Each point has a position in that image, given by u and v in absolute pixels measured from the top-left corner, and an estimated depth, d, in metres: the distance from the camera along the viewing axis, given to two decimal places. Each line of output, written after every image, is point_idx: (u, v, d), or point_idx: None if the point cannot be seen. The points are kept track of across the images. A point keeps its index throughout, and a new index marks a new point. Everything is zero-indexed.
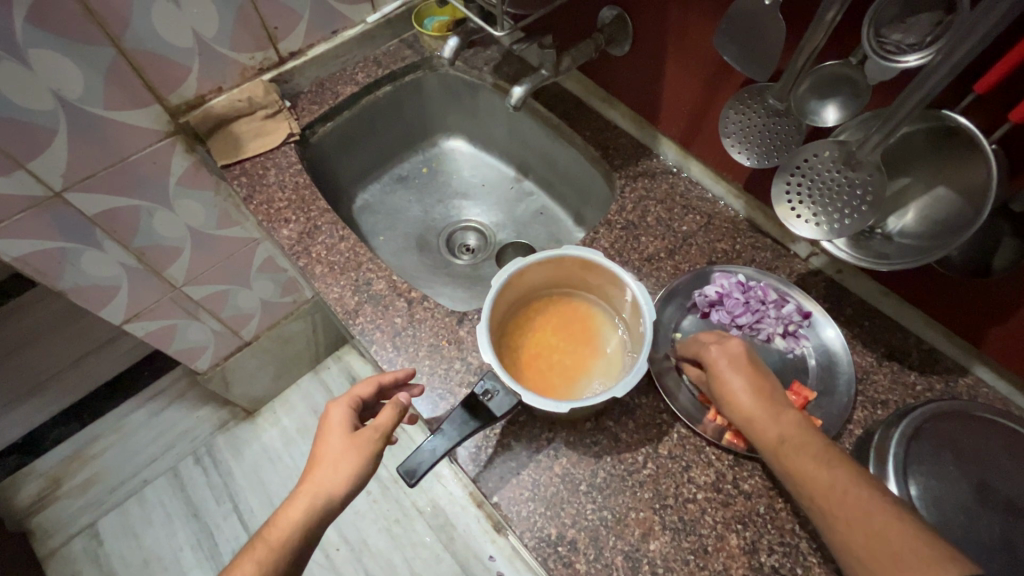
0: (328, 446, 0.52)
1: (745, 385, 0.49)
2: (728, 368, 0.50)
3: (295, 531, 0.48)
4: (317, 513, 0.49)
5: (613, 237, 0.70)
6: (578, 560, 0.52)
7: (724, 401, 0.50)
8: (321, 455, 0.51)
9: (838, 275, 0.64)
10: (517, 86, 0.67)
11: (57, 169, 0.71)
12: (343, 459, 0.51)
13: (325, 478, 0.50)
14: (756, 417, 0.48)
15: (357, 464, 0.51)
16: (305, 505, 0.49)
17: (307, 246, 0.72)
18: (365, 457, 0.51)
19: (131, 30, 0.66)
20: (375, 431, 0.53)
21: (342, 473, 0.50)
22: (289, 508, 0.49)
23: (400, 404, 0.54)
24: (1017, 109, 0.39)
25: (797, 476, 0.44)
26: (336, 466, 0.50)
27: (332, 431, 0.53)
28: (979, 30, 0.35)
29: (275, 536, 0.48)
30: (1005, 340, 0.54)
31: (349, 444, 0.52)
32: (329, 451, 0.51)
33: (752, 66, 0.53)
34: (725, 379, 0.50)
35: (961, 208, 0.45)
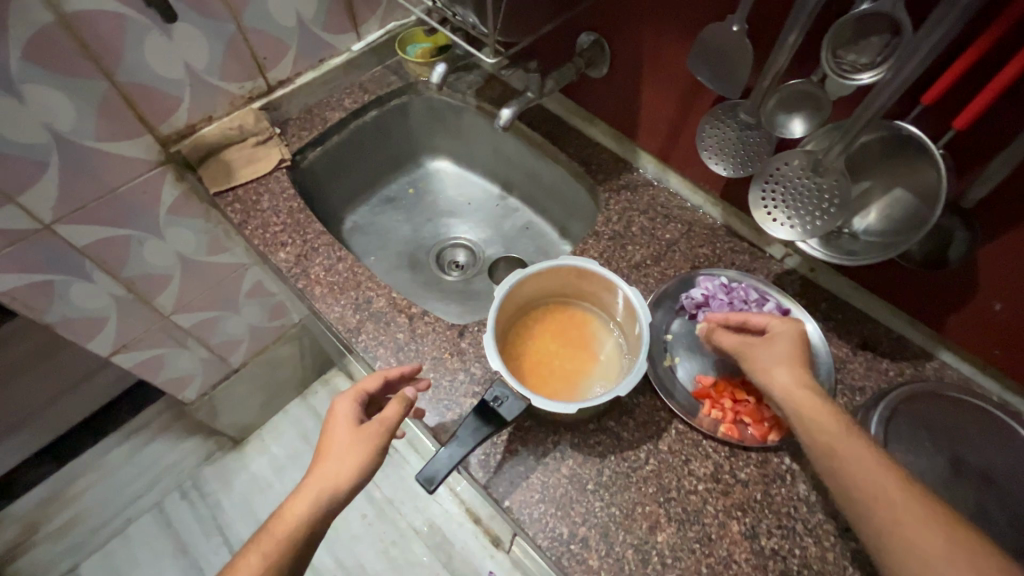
0: (334, 440, 0.53)
1: (797, 360, 0.52)
2: (777, 362, 0.52)
3: (299, 525, 0.49)
4: (321, 507, 0.50)
5: (601, 246, 0.74)
6: (590, 557, 0.54)
7: (775, 371, 0.52)
8: (328, 449, 0.52)
9: (811, 273, 0.69)
10: (505, 108, 0.71)
11: (48, 202, 0.70)
12: (348, 454, 0.51)
13: (331, 473, 0.50)
14: (803, 408, 0.49)
15: (363, 458, 0.51)
16: (310, 500, 0.50)
17: (305, 268, 0.73)
18: (371, 451, 0.52)
19: (123, 64, 0.67)
20: (381, 426, 0.53)
21: (348, 467, 0.51)
22: (295, 502, 0.50)
23: (406, 400, 0.55)
24: (959, 119, 0.44)
25: (855, 485, 0.44)
26: (342, 460, 0.51)
27: (338, 426, 0.54)
28: (919, 53, 0.41)
29: (281, 529, 0.49)
30: (963, 325, 0.59)
31: (355, 438, 0.52)
32: (335, 445, 0.52)
33: (722, 85, 0.58)
34: (771, 372, 0.52)
35: (918, 208, 0.50)
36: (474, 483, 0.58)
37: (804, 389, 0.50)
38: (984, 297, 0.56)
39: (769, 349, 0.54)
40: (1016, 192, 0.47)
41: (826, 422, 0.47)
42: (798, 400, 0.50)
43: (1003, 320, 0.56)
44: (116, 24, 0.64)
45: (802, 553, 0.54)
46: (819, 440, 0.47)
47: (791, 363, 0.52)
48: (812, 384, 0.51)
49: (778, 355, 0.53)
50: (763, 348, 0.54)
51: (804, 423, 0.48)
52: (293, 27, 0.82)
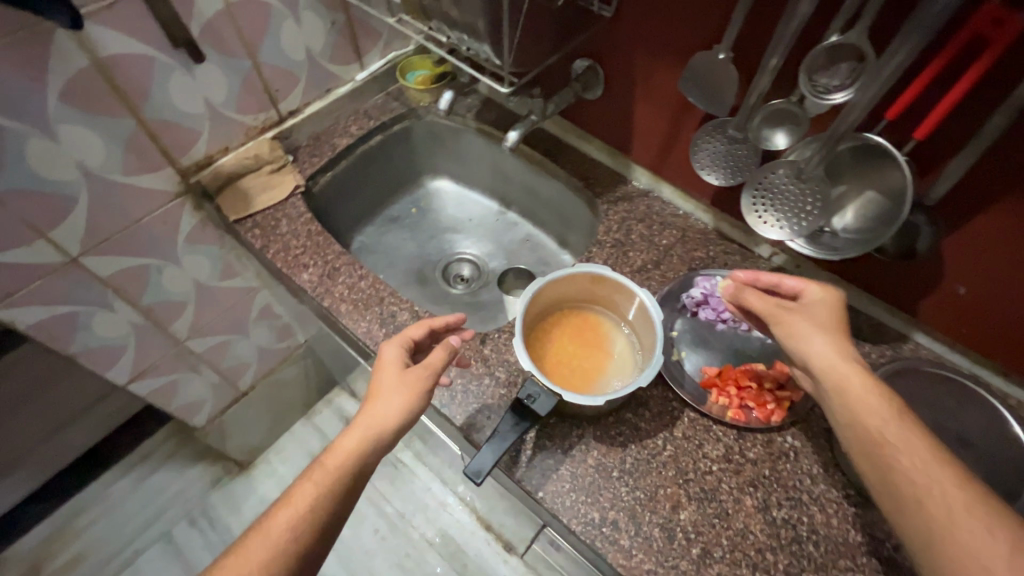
0: (383, 381, 0.59)
1: (835, 330, 0.56)
2: (812, 331, 0.55)
3: (351, 456, 0.55)
4: (370, 442, 0.56)
5: (605, 254, 0.80)
6: (621, 537, 0.59)
7: (813, 338, 0.55)
8: (377, 389, 0.58)
9: (797, 269, 0.76)
10: (512, 131, 0.77)
11: (76, 236, 0.73)
12: (397, 393, 0.58)
13: (381, 410, 0.57)
14: (842, 380, 0.52)
15: (409, 398, 0.57)
16: (360, 435, 0.56)
17: (329, 287, 0.77)
18: (416, 391, 0.58)
19: (151, 102, 0.71)
20: (426, 369, 0.59)
21: (396, 405, 0.57)
22: (347, 436, 0.56)
23: (450, 346, 0.62)
24: (919, 130, 0.51)
25: (897, 464, 0.46)
26: (390, 399, 0.57)
27: (386, 368, 0.60)
28: (883, 75, 0.48)
29: (333, 460, 0.55)
30: (933, 308, 0.67)
31: (402, 379, 0.58)
32: (386, 384, 0.58)
33: (712, 105, 0.65)
34: (807, 339, 0.55)
35: (888, 206, 0.57)
36: (508, 478, 0.63)
37: (849, 364, 0.52)
38: (950, 282, 0.63)
39: (806, 316, 0.57)
40: (971, 189, 0.55)
41: (877, 414, 0.49)
42: (842, 381, 0.52)
43: (968, 302, 0.63)
44: (144, 66, 0.68)
45: (809, 520, 0.60)
46: (870, 431, 0.49)
47: (827, 333, 0.55)
48: (851, 354, 0.54)
49: (815, 322, 0.56)
50: (798, 315, 0.57)
51: (843, 395, 0.51)
52: (303, 60, 0.86)
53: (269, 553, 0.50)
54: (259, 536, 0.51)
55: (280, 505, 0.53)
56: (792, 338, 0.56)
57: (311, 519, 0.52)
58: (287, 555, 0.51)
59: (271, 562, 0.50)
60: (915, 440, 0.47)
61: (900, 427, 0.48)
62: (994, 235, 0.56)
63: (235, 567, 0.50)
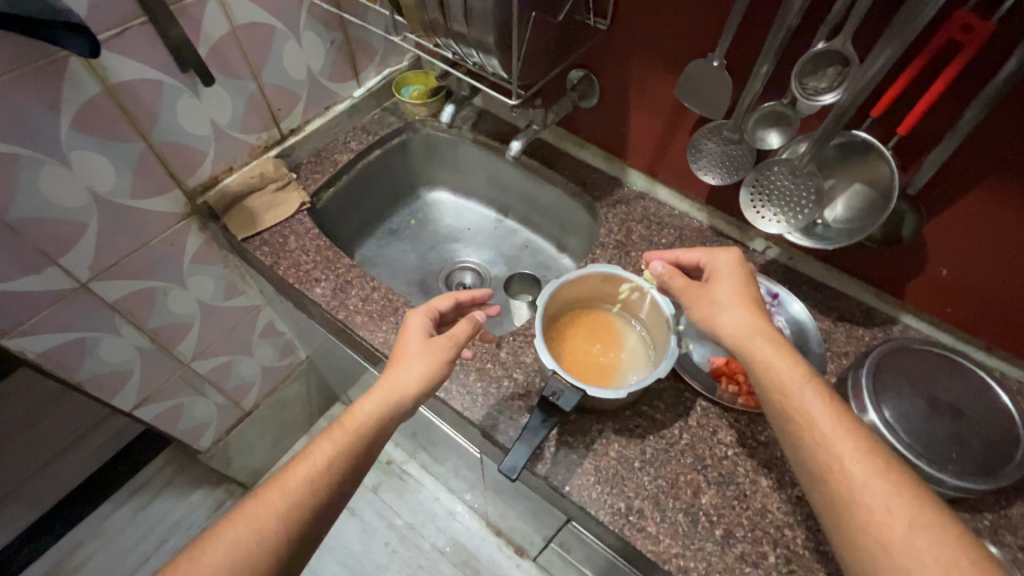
0: (406, 348, 0.62)
1: (743, 300, 0.59)
2: (722, 304, 0.59)
3: (371, 419, 0.57)
4: (390, 405, 0.58)
5: (609, 254, 0.83)
6: (648, 524, 0.61)
7: (722, 318, 0.58)
8: (402, 355, 0.61)
9: (790, 261, 0.81)
10: (515, 140, 0.81)
11: (86, 261, 0.73)
12: (420, 360, 0.61)
13: (403, 375, 0.59)
14: (755, 351, 0.55)
15: (430, 366, 0.60)
16: (381, 398, 0.58)
17: (343, 300, 0.78)
18: (437, 359, 0.61)
19: (159, 124, 0.72)
20: (449, 340, 0.62)
21: (416, 370, 0.60)
22: (368, 398, 0.58)
23: (474, 320, 0.65)
24: (903, 126, 0.56)
25: (810, 435, 0.50)
26: (411, 366, 0.60)
27: (411, 336, 0.63)
28: (868, 78, 0.52)
29: (353, 422, 0.57)
30: (920, 290, 0.71)
31: (425, 347, 0.62)
32: (409, 351, 0.61)
33: (708, 110, 0.69)
34: (717, 313, 0.58)
35: (874, 197, 0.62)
36: (535, 475, 0.65)
37: (760, 341, 0.55)
38: (934, 265, 0.68)
39: (712, 291, 0.60)
40: (950, 177, 0.60)
41: (789, 387, 0.53)
42: (755, 364, 0.55)
43: (952, 282, 0.68)
44: (154, 90, 0.69)
45: None
46: (787, 411, 0.52)
47: (742, 306, 0.58)
48: (761, 325, 0.57)
49: (721, 295, 0.59)
50: (707, 292, 0.61)
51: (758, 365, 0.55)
52: (303, 79, 0.88)
53: (287, 505, 0.52)
54: (277, 486, 0.52)
55: (298, 459, 0.55)
56: (704, 315, 0.59)
57: (329, 475, 0.54)
58: (304, 507, 0.52)
59: (288, 513, 0.51)
60: (826, 416, 0.50)
61: (818, 407, 0.51)
62: (972, 219, 0.61)
63: (251, 515, 0.51)
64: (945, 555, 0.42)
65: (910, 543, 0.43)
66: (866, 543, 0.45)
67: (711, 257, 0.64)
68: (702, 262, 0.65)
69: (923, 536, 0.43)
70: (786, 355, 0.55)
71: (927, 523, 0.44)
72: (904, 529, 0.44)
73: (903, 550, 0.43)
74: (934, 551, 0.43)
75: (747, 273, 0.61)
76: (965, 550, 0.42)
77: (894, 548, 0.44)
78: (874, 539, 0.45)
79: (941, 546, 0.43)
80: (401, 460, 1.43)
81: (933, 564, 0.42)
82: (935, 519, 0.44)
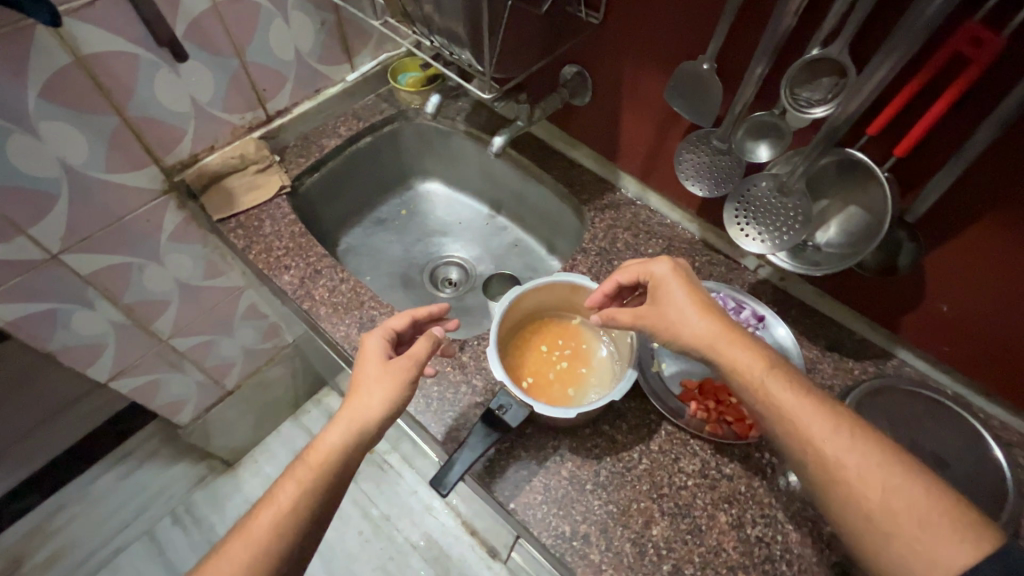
0: (364, 374, 0.59)
1: (697, 306, 0.55)
2: (683, 301, 0.56)
3: (335, 453, 0.55)
4: (354, 436, 0.56)
5: (590, 262, 0.79)
6: (591, 552, 0.58)
7: (682, 325, 0.55)
8: (361, 382, 0.58)
9: (782, 282, 0.76)
10: (497, 136, 0.77)
11: (56, 233, 0.73)
12: (380, 383, 0.58)
13: (364, 402, 0.57)
14: (720, 344, 0.53)
15: (391, 390, 0.57)
16: (344, 430, 0.56)
17: (310, 289, 0.77)
18: (399, 382, 0.58)
19: (135, 98, 0.71)
20: (409, 360, 0.59)
21: (378, 397, 0.57)
22: (330, 431, 0.56)
23: (433, 336, 0.61)
24: (901, 146, 0.51)
25: (782, 421, 0.49)
26: (372, 392, 0.57)
27: (369, 359, 0.60)
28: (864, 92, 0.47)
29: (315, 458, 0.55)
30: (916, 326, 0.66)
31: (385, 369, 0.59)
32: (368, 376, 0.58)
33: (698, 116, 0.64)
34: (682, 313, 0.55)
35: (869, 221, 0.56)
36: (480, 488, 0.62)
37: (725, 340, 0.53)
38: (932, 299, 0.62)
39: (669, 298, 0.57)
40: (953, 206, 0.54)
41: (756, 373, 0.51)
42: (720, 358, 0.53)
43: (950, 319, 0.62)
44: (129, 63, 0.68)
45: (783, 540, 0.59)
46: (755, 402, 0.51)
47: (702, 306, 0.55)
48: (719, 325, 0.54)
49: (675, 305, 0.56)
50: (668, 296, 0.57)
51: (726, 360, 0.52)
52: (291, 60, 0.86)
53: (252, 554, 0.50)
54: (242, 537, 0.51)
55: (263, 504, 0.54)
56: (666, 326, 0.56)
57: (296, 517, 0.52)
58: (274, 551, 0.51)
59: (256, 561, 0.50)
60: (790, 396, 0.49)
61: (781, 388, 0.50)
62: (975, 253, 0.55)
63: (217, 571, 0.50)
64: (921, 512, 0.42)
65: (888, 509, 0.43)
66: (850, 515, 0.44)
67: (651, 270, 0.59)
68: (639, 280, 0.60)
69: (898, 499, 0.43)
70: (749, 346, 0.53)
71: (899, 484, 0.43)
72: (882, 496, 0.43)
73: (883, 515, 0.43)
74: (910, 513, 0.42)
75: (687, 279, 0.57)
76: (938, 502, 0.42)
77: (872, 513, 0.43)
78: (854, 510, 0.44)
79: (915, 504, 0.42)
80: (383, 450, 1.42)
81: (911, 525, 0.42)
82: (907, 479, 0.44)
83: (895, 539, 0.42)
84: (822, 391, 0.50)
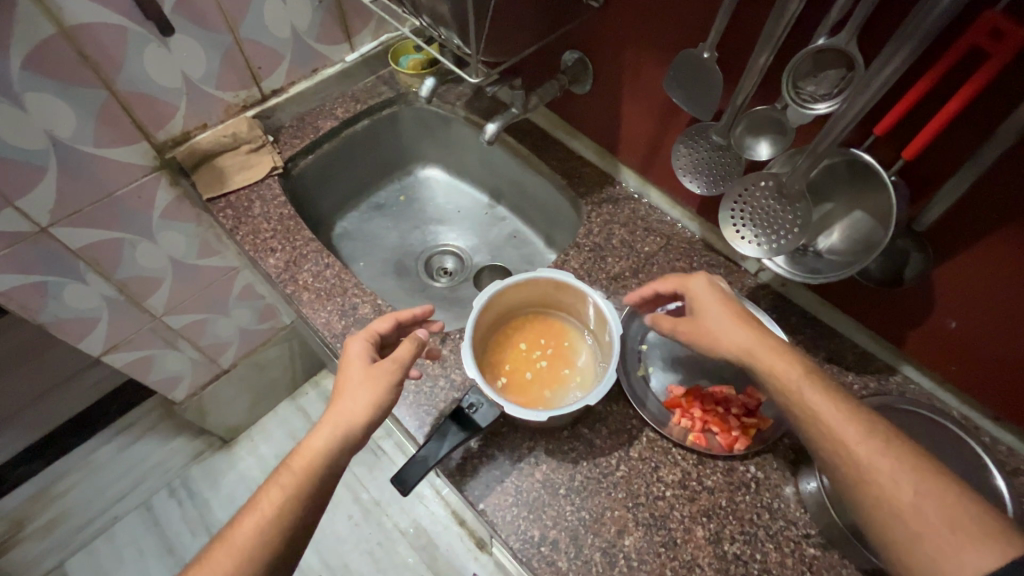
0: (348, 379, 0.56)
1: (734, 316, 0.56)
2: (723, 314, 0.56)
3: (320, 458, 0.52)
4: (338, 441, 0.53)
5: (582, 258, 0.76)
6: (559, 559, 0.56)
7: (721, 335, 0.55)
8: (344, 386, 0.56)
9: (782, 288, 0.72)
10: (490, 123, 0.74)
11: (45, 206, 0.72)
12: (364, 387, 0.55)
13: (347, 406, 0.54)
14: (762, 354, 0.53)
15: (376, 394, 0.55)
16: (328, 434, 0.53)
17: (294, 274, 0.76)
18: (384, 386, 0.55)
19: (124, 73, 0.70)
20: (394, 363, 0.56)
21: (362, 401, 0.54)
22: (313, 436, 0.53)
23: (418, 339, 0.58)
24: (909, 149, 0.47)
25: (812, 420, 0.49)
26: (356, 397, 0.54)
27: (352, 363, 0.57)
28: (871, 89, 0.43)
29: (298, 464, 0.52)
30: (922, 341, 0.62)
31: (369, 373, 0.56)
32: (351, 380, 0.56)
33: (696, 108, 0.60)
34: (724, 324, 0.55)
35: (875, 228, 0.52)
36: (450, 486, 0.60)
37: (762, 348, 0.53)
38: (940, 315, 0.58)
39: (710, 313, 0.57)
40: (967, 216, 0.50)
41: (788, 375, 0.51)
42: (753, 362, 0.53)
43: (959, 337, 0.58)
44: (117, 36, 0.66)
45: (761, 559, 0.56)
46: (785, 403, 0.51)
47: (743, 319, 0.56)
48: (756, 335, 0.54)
49: (716, 318, 0.56)
50: (710, 308, 0.57)
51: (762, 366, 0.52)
52: (287, 38, 0.84)
53: (234, 562, 0.48)
54: (225, 544, 0.49)
55: (245, 511, 0.51)
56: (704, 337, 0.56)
57: (280, 523, 0.50)
58: (255, 560, 0.48)
59: (237, 569, 0.48)
60: (822, 399, 0.49)
61: (813, 391, 0.50)
62: (990, 267, 0.51)
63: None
64: (950, 517, 0.42)
65: (918, 512, 0.43)
66: (881, 515, 0.44)
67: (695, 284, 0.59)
68: (677, 293, 0.60)
69: (930, 503, 0.43)
70: (783, 354, 0.53)
71: (930, 489, 0.44)
72: (913, 499, 0.43)
73: (913, 517, 0.43)
74: (940, 518, 0.42)
75: (726, 295, 0.58)
76: (969, 510, 0.42)
77: (903, 516, 0.43)
78: (884, 511, 0.44)
79: (946, 507, 0.43)
80: (377, 436, 1.41)
81: (942, 528, 0.42)
82: (937, 486, 0.44)
83: (925, 540, 0.42)
84: (852, 398, 0.50)
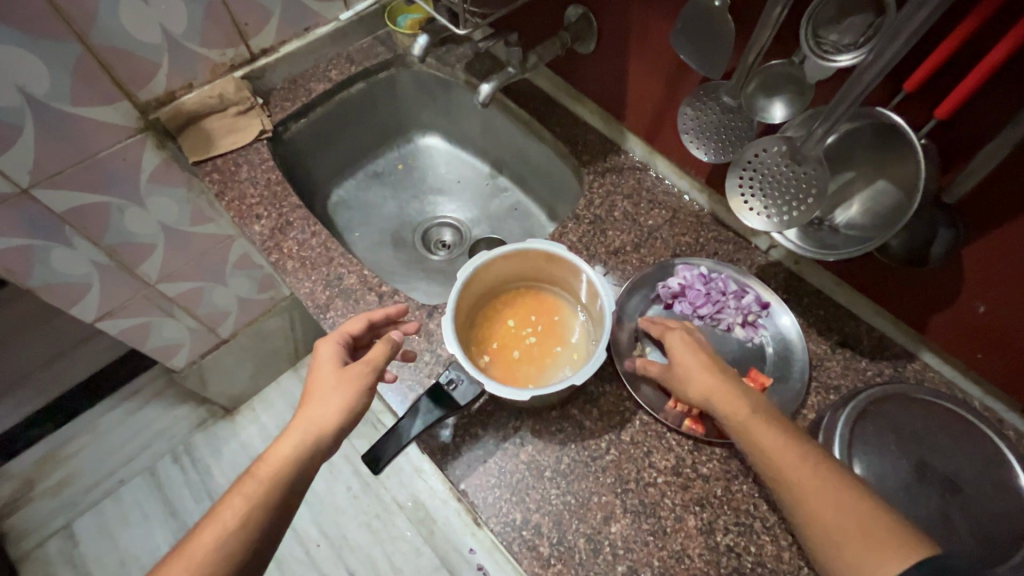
0: (317, 385, 0.53)
1: (694, 350, 0.53)
2: (682, 348, 0.54)
3: (288, 466, 0.49)
4: (309, 448, 0.50)
5: (581, 231, 0.72)
6: (541, 544, 0.54)
7: (675, 366, 0.54)
8: (313, 391, 0.53)
9: (796, 266, 0.67)
10: (484, 83, 0.68)
11: (25, 166, 0.70)
12: (335, 392, 0.52)
13: (316, 412, 0.51)
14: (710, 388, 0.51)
15: (347, 399, 0.52)
16: (297, 440, 0.50)
17: (279, 241, 0.73)
18: (354, 391, 0.52)
19: (98, 27, 0.66)
20: (366, 365, 0.54)
21: (333, 406, 0.51)
22: (282, 442, 0.50)
23: (392, 340, 0.56)
24: (942, 105, 0.42)
25: (740, 433, 0.48)
26: (326, 402, 0.52)
27: (323, 367, 0.54)
28: (902, 36, 0.37)
29: (264, 470, 0.49)
30: (946, 327, 0.57)
31: (340, 377, 0.53)
32: (321, 385, 0.53)
33: (705, 65, 0.55)
34: (683, 359, 0.53)
35: (900, 201, 0.47)
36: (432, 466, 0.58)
37: (701, 372, 0.52)
38: (969, 298, 0.53)
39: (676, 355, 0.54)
40: (1002, 189, 0.45)
41: (720, 390, 0.50)
42: (700, 377, 0.51)
43: (988, 323, 0.53)
44: None
45: (756, 551, 0.53)
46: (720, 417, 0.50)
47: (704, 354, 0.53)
48: (702, 362, 0.52)
49: (676, 350, 0.54)
50: (679, 343, 0.54)
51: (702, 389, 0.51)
52: None
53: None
54: (181, 558, 0.45)
55: (206, 522, 0.47)
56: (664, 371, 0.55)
57: (243, 532, 0.46)
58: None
59: None
60: (752, 415, 0.48)
61: (751, 404, 0.49)
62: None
63: None
64: (868, 529, 0.41)
65: (837, 523, 0.41)
66: (804, 527, 0.43)
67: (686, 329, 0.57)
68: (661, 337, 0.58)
69: (849, 514, 0.42)
70: (726, 376, 0.51)
71: (852, 501, 0.42)
72: (834, 511, 0.42)
73: (833, 529, 0.42)
74: (854, 528, 0.41)
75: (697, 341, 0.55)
76: (889, 525, 0.41)
77: (821, 524, 0.42)
78: (807, 522, 0.43)
79: (866, 517, 0.41)
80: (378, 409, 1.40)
81: (858, 540, 0.40)
82: (860, 500, 0.42)
83: (842, 551, 0.41)
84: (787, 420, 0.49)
